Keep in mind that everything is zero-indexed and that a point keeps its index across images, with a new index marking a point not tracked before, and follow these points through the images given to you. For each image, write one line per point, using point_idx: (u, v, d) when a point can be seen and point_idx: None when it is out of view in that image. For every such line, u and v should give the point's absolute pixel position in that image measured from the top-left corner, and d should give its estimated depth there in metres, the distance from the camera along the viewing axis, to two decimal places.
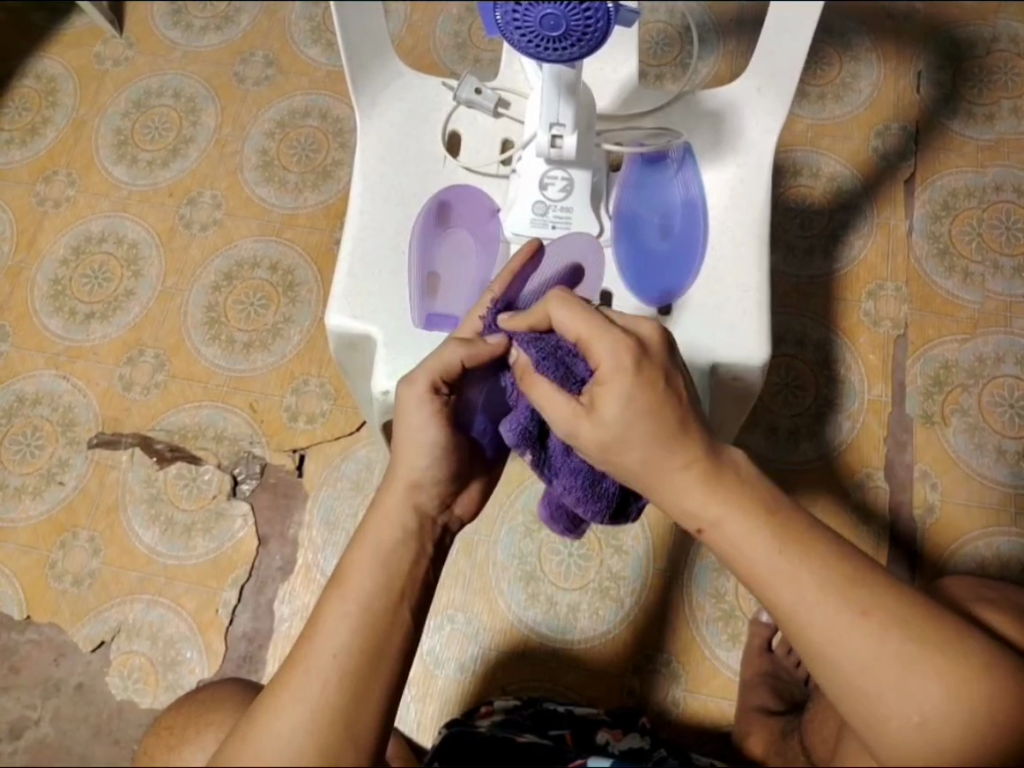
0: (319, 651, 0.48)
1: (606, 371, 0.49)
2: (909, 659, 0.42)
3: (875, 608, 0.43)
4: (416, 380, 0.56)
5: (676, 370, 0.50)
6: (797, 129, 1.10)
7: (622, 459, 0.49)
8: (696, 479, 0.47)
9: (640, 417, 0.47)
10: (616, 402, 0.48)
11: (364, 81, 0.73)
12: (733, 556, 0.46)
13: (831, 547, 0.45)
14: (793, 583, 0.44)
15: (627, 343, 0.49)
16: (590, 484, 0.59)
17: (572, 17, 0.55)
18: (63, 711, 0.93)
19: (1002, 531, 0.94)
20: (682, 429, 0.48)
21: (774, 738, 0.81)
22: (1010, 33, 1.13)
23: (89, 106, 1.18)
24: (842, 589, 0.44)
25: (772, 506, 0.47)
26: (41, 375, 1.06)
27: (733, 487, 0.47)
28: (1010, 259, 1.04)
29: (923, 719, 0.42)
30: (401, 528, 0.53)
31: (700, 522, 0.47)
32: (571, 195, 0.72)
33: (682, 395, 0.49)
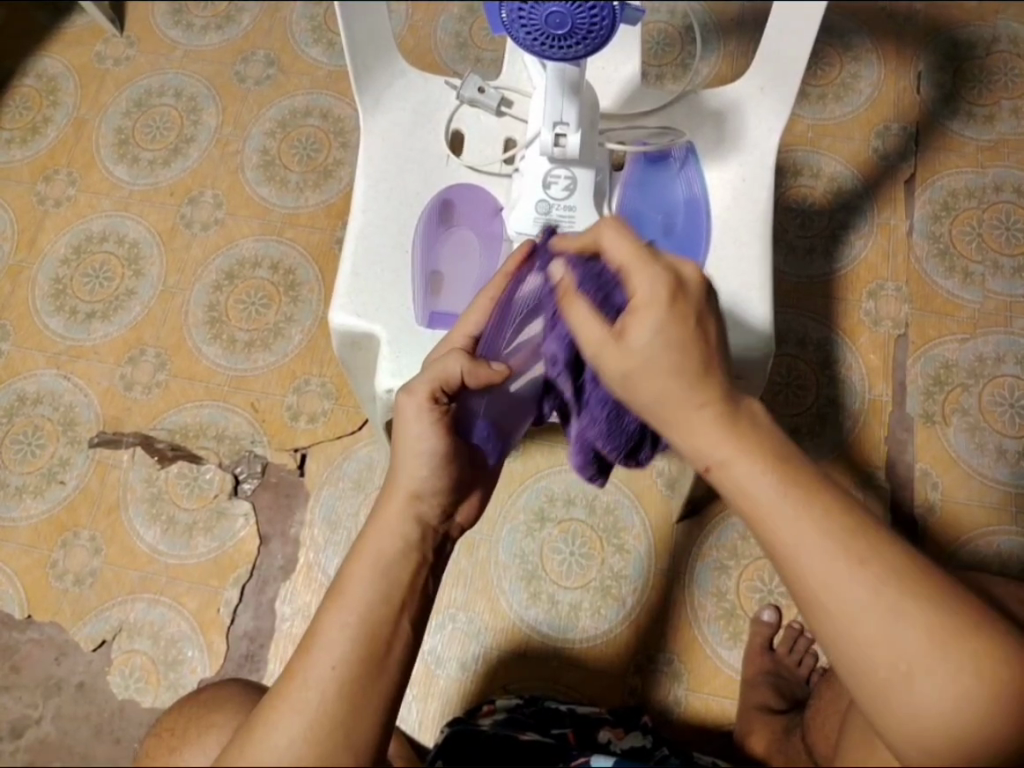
0: (318, 662, 0.48)
1: (641, 300, 0.48)
2: (900, 611, 0.42)
3: (872, 559, 0.43)
4: (415, 390, 0.55)
5: (710, 315, 0.48)
6: (798, 130, 1.10)
7: (640, 390, 0.47)
8: (709, 420, 0.46)
9: (669, 349, 0.46)
10: (646, 331, 0.47)
11: (367, 80, 0.73)
12: (738, 497, 0.46)
13: (833, 494, 0.45)
14: (793, 526, 0.44)
15: (667, 278, 0.48)
16: (614, 417, 0.59)
17: (578, 16, 0.55)
18: (64, 711, 0.93)
19: (1002, 530, 0.95)
20: (707, 372, 0.47)
21: (777, 737, 0.83)
22: (1010, 34, 1.13)
23: (90, 105, 1.18)
24: (841, 537, 0.44)
25: (780, 452, 0.46)
26: (42, 374, 1.06)
27: (746, 431, 0.46)
28: (1010, 259, 1.04)
29: (910, 670, 0.42)
30: (401, 538, 0.52)
31: (708, 462, 0.47)
32: (574, 194, 0.71)
33: (713, 339, 0.48)
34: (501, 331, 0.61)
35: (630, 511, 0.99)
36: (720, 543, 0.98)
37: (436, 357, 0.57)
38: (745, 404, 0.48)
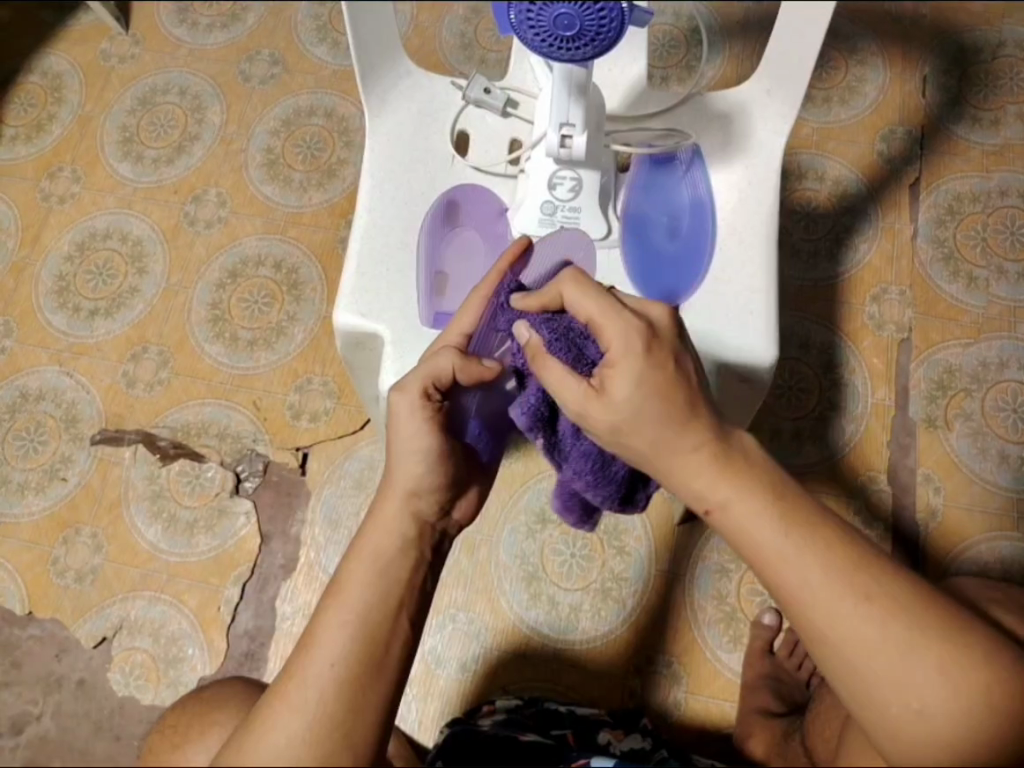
0: (317, 661, 0.48)
1: (616, 354, 0.48)
2: (909, 644, 0.42)
3: (878, 593, 0.43)
4: (408, 388, 0.55)
5: (686, 353, 0.49)
6: (802, 133, 1.10)
7: (632, 441, 0.48)
8: (706, 460, 0.47)
9: (650, 399, 0.47)
10: (626, 384, 0.47)
11: (373, 81, 0.73)
12: (740, 537, 0.46)
13: (834, 531, 0.45)
14: (797, 565, 0.44)
15: (638, 327, 0.48)
16: (601, 467, 0.58)
17: (586, 17, 0.55)
18: (64, 707, 0.93)
19: (1004, 535, 0.94)
20: (693, 413, 0.47)
21: (775, 739, 0.82)
22: (1016, 38, 1.13)
23: (95, 103, 1.18)
24: (846, 574, 0.44)
25: (778, 489, 0.46)
26: (45, 371, 1.06)
27: (745, 471, 0.46)
28: (1014, 264, 1.04)
29: (922, 705, 0.42)
30: (400, 536, 0.53)
31: (709, 503, 0.47)
32: (579, 196, 0.71)
33: (692, 375, 0.48)
34: (494, 329, 0.62)
35: (631, 513, 0.99)
36: (721, 546, 0.98)
37: (428, 356, 0.57)
38: (737, 440, 0.48)
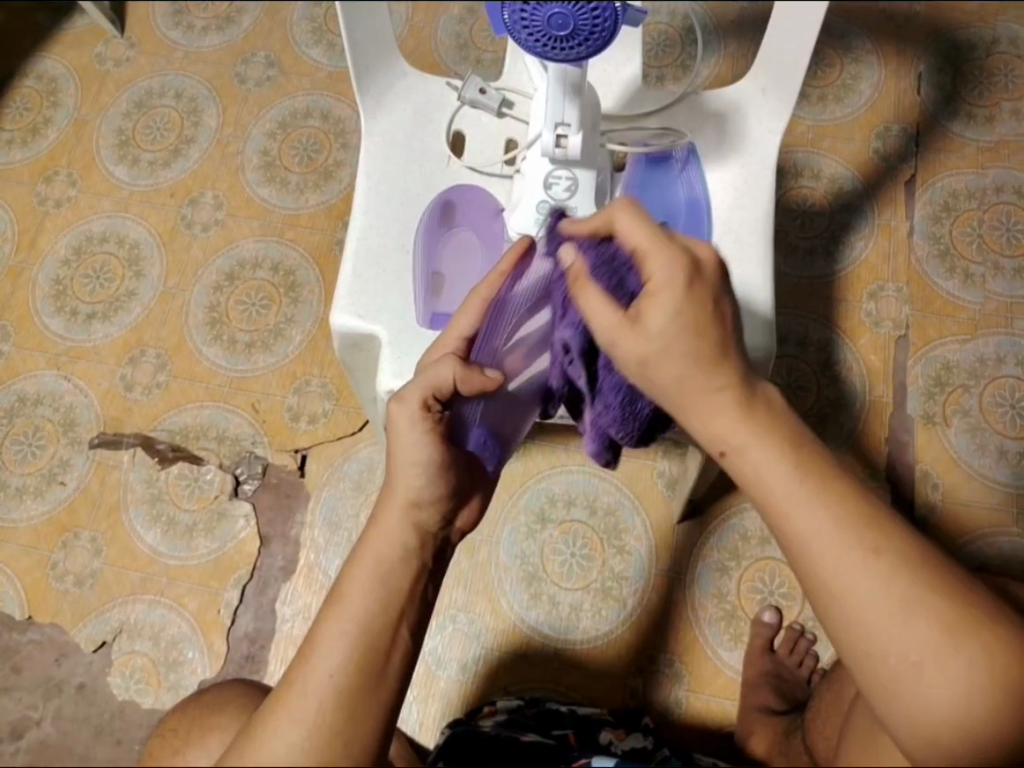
0: (317, 670, 0.48)
1: (658, 283, 0.47)
2: (911, 601, 0.42)
3: (886, 549, 0.43)
4: (407, 398, 0.55)
5: (727, 297, 0.48)
6: (798, 131, 1.10)
7: (657, 375, 0.47)
8: (726, 404, 0.46)
9: (684, 333, 0.46)
10: (662, 314, 0.46)
11: (368, 81, 0.73)
12: (753, 484, 0.46)
13: (848, 485, 0.45)
14: (808, 513, 0.44)
15: (683, 259, 0.47)
16: (629, 403, 0.58)
17: (580, 17, 0.55)
18: (64, 712, 0.93)
19: (1003, 530, 0.95)
20: (724, 354, 0.46)
21: (777, 736, 0.83)
22: (1010, 35, 1.13)
23: (91, 106, 1.18)
24: (855, 526, 0.44)
25: (795, 442, 0.46)
26: (42, 375, 1.06)
27: (763, 420, 0.46)
28: (1010, 260, 1.04)
29: (920, 661, 0.42)
30: (402, 545, 0.52)
31: (724, 447, 0.47)
32: (575, 195, 0.71)
33: (729, 319, 0.47)
34: (491, 334, 0.60)
35: (631, 512, 0.99)
36: (721, 544, 0.98)
37: (427, 365, 0.57)
38: (762, 389, 0.48)
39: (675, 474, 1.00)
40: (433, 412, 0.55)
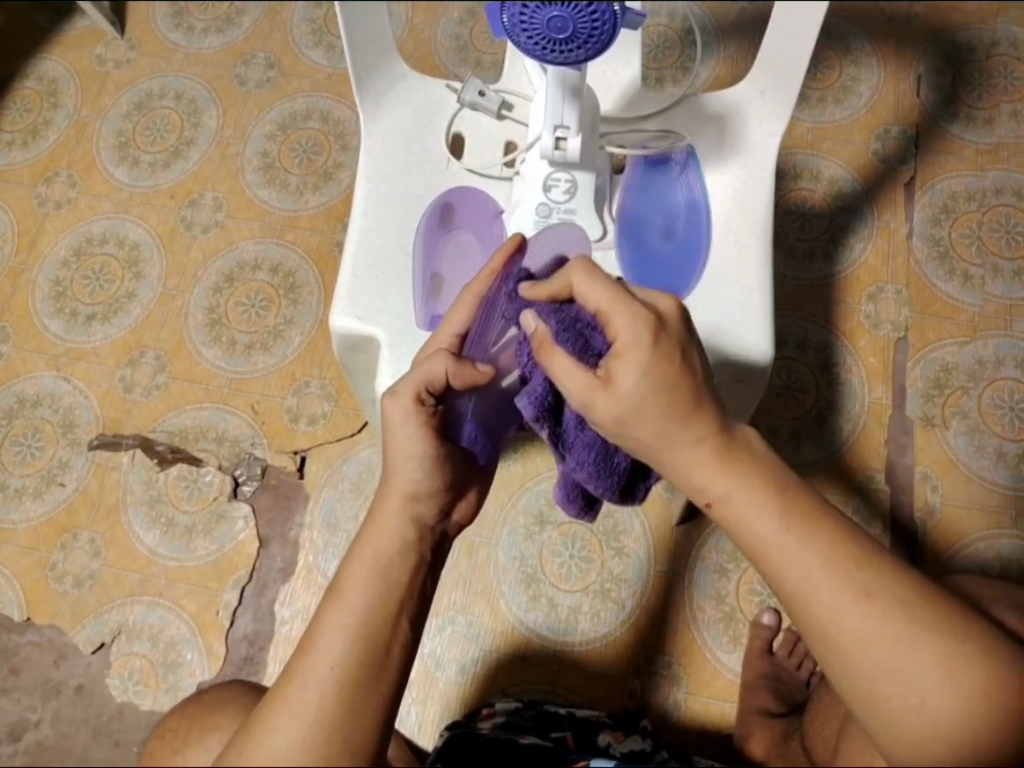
0: (317, 664, 0.48)
1: (623, 344, 0.48)
2: (908, 640, 0.42)
3: (878, 590, 0.43)
4: (401, 393, 0.55)
5: (693, 347, 0.49)
6: (797, 133, 1.10)
7: (636, 430, 0.48)
8: (707, 454, 0.47)
9: (658, 389, 0.47)
10: (631, 374, 0.47)
11: (368, 83, 0.73)
12: (740, 531, 0.46)
13: (837, 530, 0.45)
14: (797, 558, 0.44)
15: (647, 319, 0.48)
16: (603, 459, 0.58)
17: (579, 20, 0.55)
18: (63, 713, 0.93)
19: (1002, 533, 0.95)
20: (698, 404, 0.47)
21: (775, 738, 0.82)
22: (1009, 37, 1.14)
23: (90, 108, 1.18)
24: (846, 568, 0.44)
25: (782, 486, 0.46)
26: (42, 376, 1.06)
27: (746, 465, 0.47)
28: (1009, 262, 1.04)
29: (922, 702, 0.42)
30: (400, 540, 0.52)
31: (709, 496, 0.47)
32: (574, 198, 0.71)
33: (698, 370, 0.48)
34: (485, 331, 0.61)
35: (630, 514, 0.99)
36: (720, 546, 0.98)
37: (421, 361, 0.57)
38: (740, 434, 0.48)
39: None
40: (427, 406, 0.55)
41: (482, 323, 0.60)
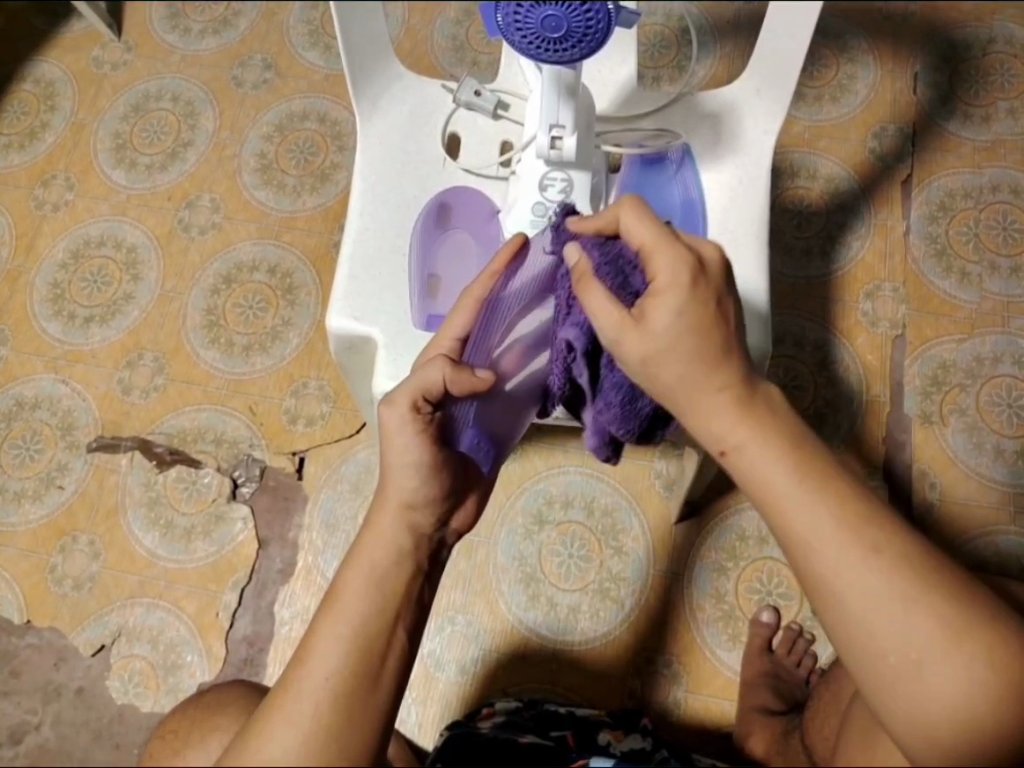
0: (312, 673, 0.48)
1: (661, 284, 0.47)
2: (912, 599, 0.42)
3: (887, 546, 0.43)
4: (397, 401, 0.55)
5: (731, 297, 0.48)
6: (794, 131, 1.10)
7: (660, 374, 0.47)
8: (727, 404, 0.47)
9: (689, 333, 0.46)
10: (666, 315, 0.47)
11: (364, 84, 0.73)
12: (752, 482, 0.46)
13: (849, 485, 0.45)
14: (808, 510, 0.44)
15: (689, 260, 0.47)
16: (629, 401, 0.58)
17: (573, 19, 0.55)
18: (63, 715, 0.93)
19: (1001, 530, 0.95)
20: (726, 354, 0.47)
21: (775, 737, 0.83)
22: (1005, 35, 1.14)
23: (87, 110, 1.18)
24: (855, 525, 0.44)
25: (795, 440, 0.46)
26: (40, 379, 1.06)
27: (763, 418, 0.47)
28: (1007, 259, 1.04)
29: (921, 659, 0.42)
30: (395, 548, 0.52)
31: (723, 444, 0.47)
32: (569, 197, 0.71)
33: (732, 319, 0.47)
34: (484, 335, 0.61)
35: (629, 513, 0.99)
36: (719, 545, 0.98)
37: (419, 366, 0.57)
38: (762, 389, 0.48)
39: (673, 474, 1.00)
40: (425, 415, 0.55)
41: (481, 327, 0.61)
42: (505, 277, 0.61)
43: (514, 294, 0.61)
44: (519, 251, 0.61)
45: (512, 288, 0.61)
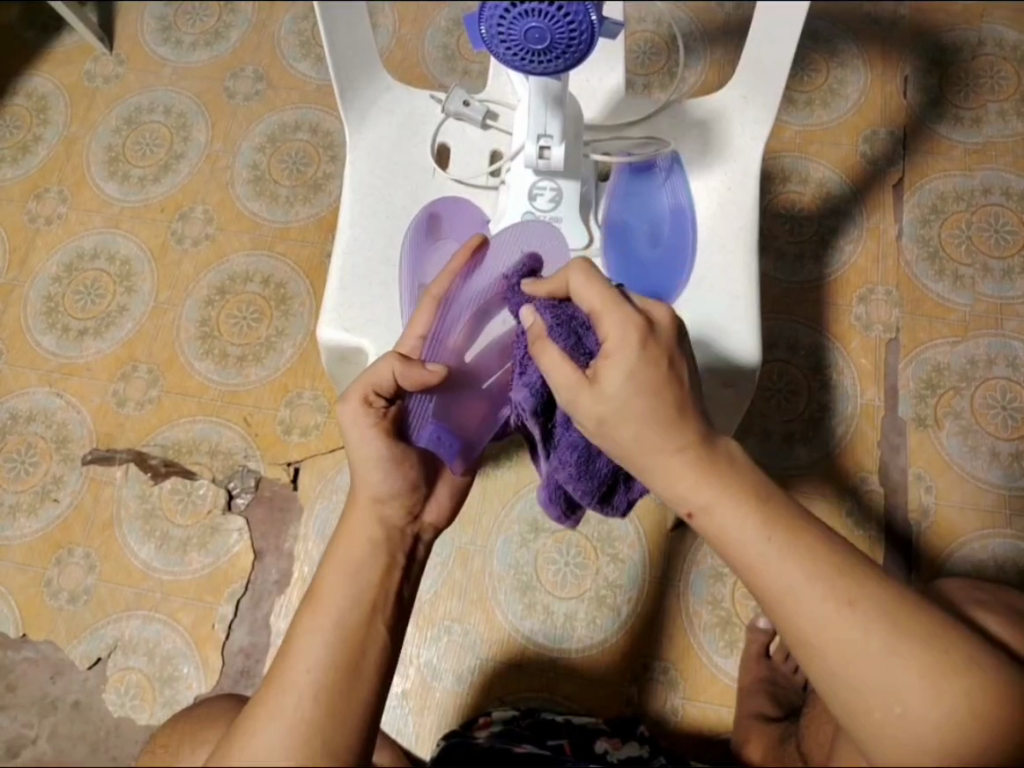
0: (294, 668, 0.47)
1: (612, 344, 0.49)
2: (891, 649, 0.42)
3: (863, 600, 0.43)
4: (349, 396, 0.56)
5: (681, 358, 0.50)
6: (785, 136, 1.11)
7: (617, 434, 0.48)
8: (687, 462, 0.48)
9: (639, 394, 0.47)
10: (617, 376, 0.48)
11: (352, 96, 0.74)
12: (720, 542, 0.47)
13: (820, 541, 0.45)
14: (780, 571, 0.44)
15: (637, 320, 0.49)
16: (585, 462, 0.58)
17: (556, 31, 0.55)
18: (59, 729, 0.93)
19: (997, 533, 0.94)
20: (681, 413, 0.48)
21: (772, 744, 0.79)
22: (995, 37, 1.14)
23: (81, 123, 1.18)
24: (829, 578, 0.44)
25: (761, 494, 0.47)
26: (34, 392, 1.06)
27: (727, 474, 0.47)
28: (999, 262, 1.04)
29: (905, 712, 0.41)
30: (369, 540, 0.53)
31: (690, 505, 0.48)
32: (558, 206, 0.72)
33: (684, 381, 0.49)
34: (447, 332, 0.62)
35: (624, 520, 0.99)
36: (714, 550, 0.98)
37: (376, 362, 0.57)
38: (721, 443, 0.49)
39: None
40: (382, 408, 0.56)
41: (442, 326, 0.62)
42: (463, 278, 0.63)
43: (473, 294, 0.63)
44: (476, 251, 0.63)
45: (470, 288, 0.63)
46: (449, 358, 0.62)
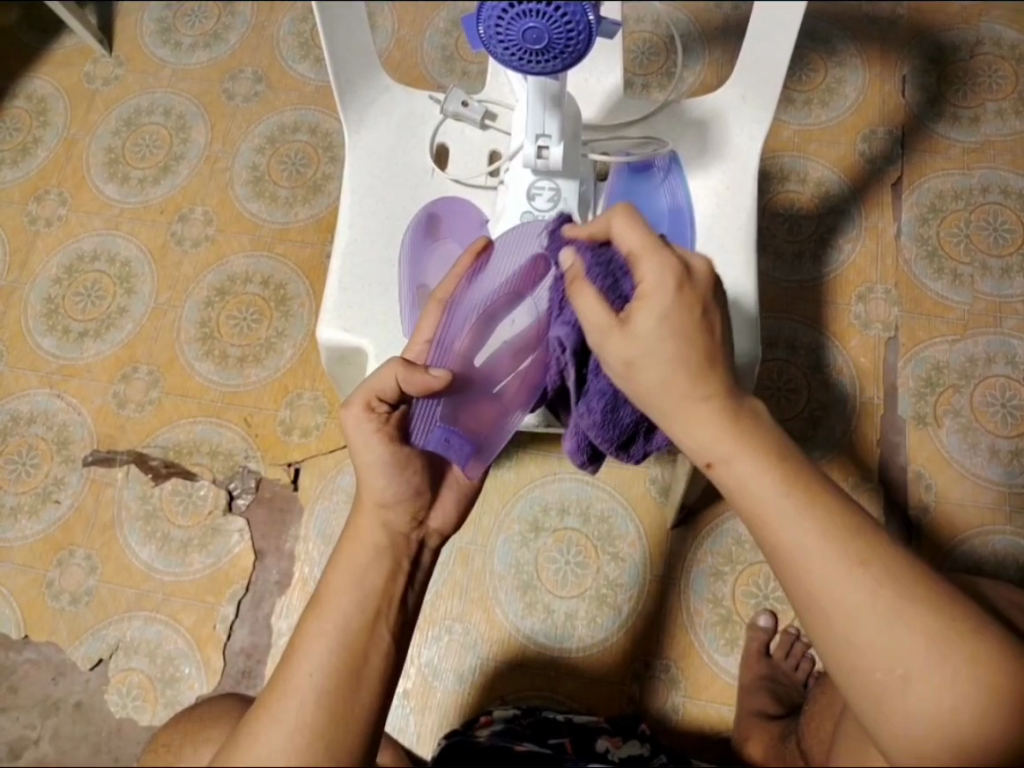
0: (297, 673, 0.48)
1: (647, 288, 0.48)
2: (898, 613, 0.42)
3: (874, 562, 0.43)
4: (353, 401, 0.56)
5: (716, 307, 0.49)
6: (783, 135, 1.11)
7: (643, 377, 0.48)
8: (712, 412, 0.47)
9: (671, 338, 0.47)
10: (648, 318, 0.48)
11: (352, 96, 0.74)
12: (739, 494, 0.47)
13: (837, 500, 0.45)
14: (793, 523, 0.44)
15: (674, 266, 0.48)
16: (611, 409, 0.57)
17: (554, 31, 0.55)
18: (62, 730, 0.93)
19: (997, 530, 0.95)
20: (710, 364, 0.47)
21: (773, 742, 0.80)
22: (993, 36, 1.14)
23: (80, 125, 1.18)
24: (842, 537, 0.44)
25: (783, 453, 0.47)
26: (35, 394, 1.06)
27: (748, 431, 0.47)
28: (998, 260, 1.04)
29: (907, 674, 0.42)
30: (373, 545, 0.53)
31: (711, 457, 0.48)
32: (559, 205, 0.71)
33: (716, 330, 0.48)
34: (453, 334, 0.61)
35: (624, 519, 0.99)
36: (715, 549, 0.98)
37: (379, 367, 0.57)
38: (748, 401, 0.49)
39: (667, 480, 1.00)
40: (384, 413, 0.56)
41: (446, 329, 0.61)
42: (469, 279, 0.61)
43: (479, 298, 0.61)
44: (482, 253, 0.62)
45: (476, 290, 0.61)
46: (456, 363, 0.60)
